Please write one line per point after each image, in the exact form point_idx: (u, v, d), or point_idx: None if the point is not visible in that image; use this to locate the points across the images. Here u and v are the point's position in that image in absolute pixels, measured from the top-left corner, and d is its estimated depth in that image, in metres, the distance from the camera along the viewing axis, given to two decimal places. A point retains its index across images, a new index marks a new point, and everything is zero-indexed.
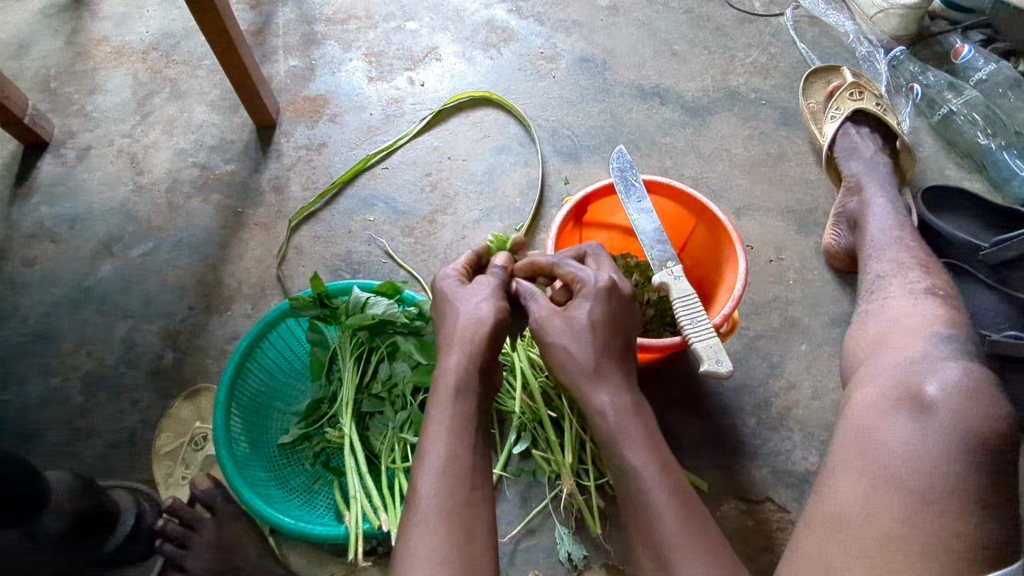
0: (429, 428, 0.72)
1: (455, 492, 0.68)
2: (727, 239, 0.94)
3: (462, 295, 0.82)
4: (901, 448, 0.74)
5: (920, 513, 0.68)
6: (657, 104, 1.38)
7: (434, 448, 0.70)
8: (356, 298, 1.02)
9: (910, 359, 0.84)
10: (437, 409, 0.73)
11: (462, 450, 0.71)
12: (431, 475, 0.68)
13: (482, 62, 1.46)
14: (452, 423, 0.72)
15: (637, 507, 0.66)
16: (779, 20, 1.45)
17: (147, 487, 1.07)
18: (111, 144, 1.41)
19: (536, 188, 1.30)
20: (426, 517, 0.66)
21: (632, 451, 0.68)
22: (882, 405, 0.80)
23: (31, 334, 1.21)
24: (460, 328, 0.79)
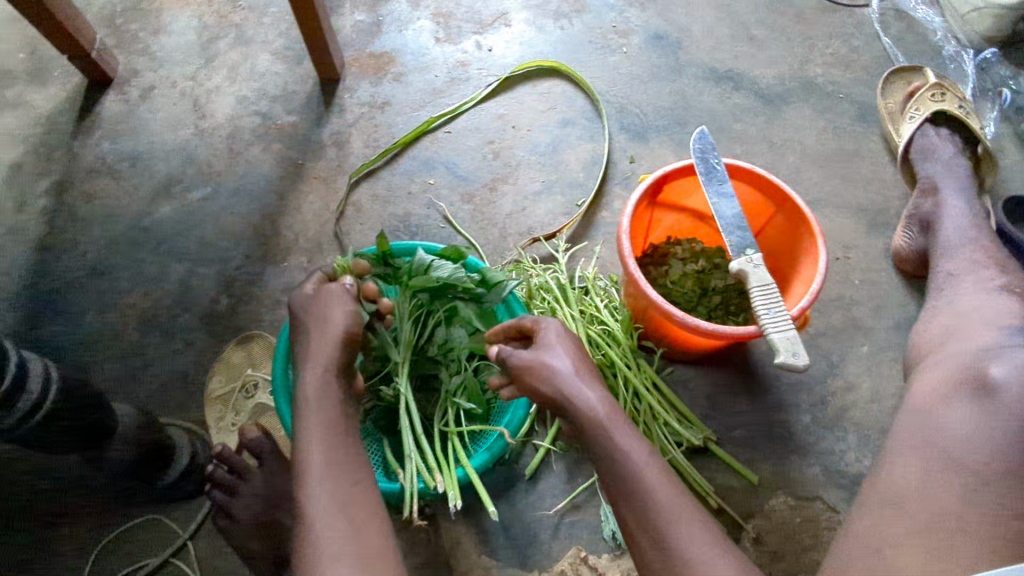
0: (302, 441, 0.70)
1: (340, 499, 0.65)
2: (808, 231, 0.92)
3: (319, 307, 0.80)
4: (960, 430, 0.71)
5: (980, 494, 0.65)
6: (730, 89, 1.34)
7: (311, 459, 0.68)
8: (421, 260, 0.98)
9: (979, 347, 0.81)
10: (306, 421, 0.71)
11: (340, 455, 0.69)
12: (315, 484, 0.66)
13: (552, 32, 1.43)
14: (324, 431, 0.71)
15: (626, 493, 0.69)
16: (864, 12, 1.40)
17: (198, 430, 1.08)
18: (174, 86, 1.41)
19: (600, 164, 1.28)
20: (320, 532, 0.63)
21: (619, 437, 0.71)
22: (944, 390, 0.77)
23: (90, 267, 1.22)
24: (320, 344, 0.77)
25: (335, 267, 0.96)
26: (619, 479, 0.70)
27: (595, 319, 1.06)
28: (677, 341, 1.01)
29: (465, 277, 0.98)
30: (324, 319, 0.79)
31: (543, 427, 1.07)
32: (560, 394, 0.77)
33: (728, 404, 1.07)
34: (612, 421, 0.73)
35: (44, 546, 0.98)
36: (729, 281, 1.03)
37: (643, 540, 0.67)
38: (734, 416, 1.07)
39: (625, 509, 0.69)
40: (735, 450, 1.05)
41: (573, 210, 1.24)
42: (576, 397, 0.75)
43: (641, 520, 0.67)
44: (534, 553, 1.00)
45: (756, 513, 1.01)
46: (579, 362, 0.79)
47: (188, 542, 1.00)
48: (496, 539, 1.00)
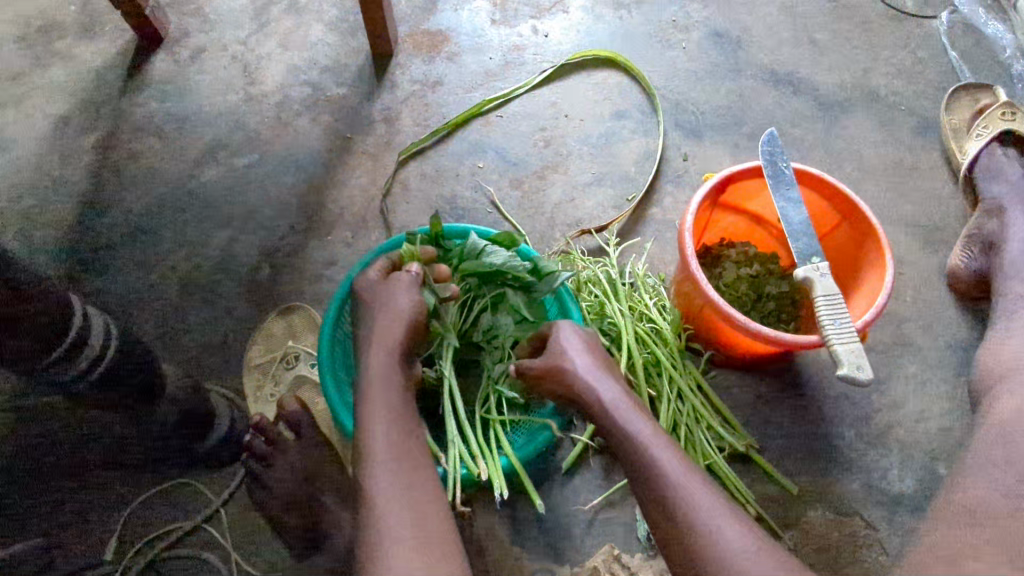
0: (365, 415, 0.73)
1: (402, 472, 0.68)
2: (875, 243, 0.90)
3: (384, 295, 0.82)
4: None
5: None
6: (790, 93, 1.31)
7: (374, 433, 0.71)
8: (473, 244, 0.97)
9: None
10: (370, 398, 0.74)
11: (401, 433, 0.71)
12: (379, 457, 0.68)
13: (610, 22, 1.40)
14: (387, 408, 0.73)
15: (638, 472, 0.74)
16: (932, 24, 1.37)
17: (237, 398, 1.07)
18: (224, 50, 1.39)
19: (654, 160, 1.25)
20: (383, 502, 0.65)
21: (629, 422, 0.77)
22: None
23: (133, 226, 1.21)
24: (384, 327, 0.80)
25: (403, 250, 0.91)
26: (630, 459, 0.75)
27: (644, 316, 1.04)
28: (727, 343, 1.00)
29: (520, 265, 0.97)
30: (390, 304, 0.81)
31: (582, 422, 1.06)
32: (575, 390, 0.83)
33: (770, 413, 1.06)
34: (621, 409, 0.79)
35: (78, 501, 0.98)
36: (784, 288, 1.01)
37: (657, 514, 0.71)
38: (776, 425, 1.05)
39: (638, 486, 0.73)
40: (776, 459, 1.03)
41: (623, 205, 1.22)
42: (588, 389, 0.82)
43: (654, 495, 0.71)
44: (567, 547, 0.99)
45: (794, 525, 0.99)
46: (592, 360, 0.85)
47: (221, 509, 0.99)
48: (530, 531, 1.00)
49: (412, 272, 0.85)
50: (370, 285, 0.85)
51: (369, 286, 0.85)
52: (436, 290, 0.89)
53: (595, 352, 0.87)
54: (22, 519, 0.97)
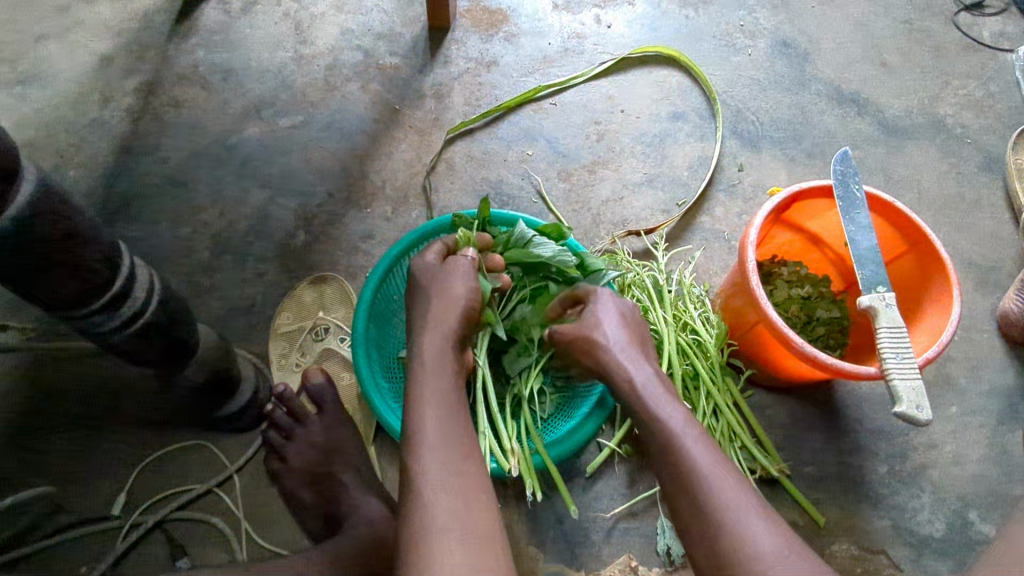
0: (414, 398, 0.71)
1: (452, 460, 0.65)
2: (942, 277, 0.86)
3: (438, 279, 0.82)
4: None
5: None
6: (853, 113, 1.27)
7: (422, 416, 0.68)
8: (522, 233, 0.94)
9: None
10: (421, 382, 0.72)
11: (450, 419, 0.69)
12: (427, 441, 0.66)
13: (675, 20, 1.36)
14: (437, 394, 0.71)
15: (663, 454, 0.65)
16: (1007, 57, 1.32)
17: (261, 364, 1.05)
18: (278, 5, 1.35)
19: (708, 166, 1.21)
20: (431, 488, 0.62)
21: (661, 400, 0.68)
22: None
23: (169, 176, 1.18)
24: (436, 314, 0.78)
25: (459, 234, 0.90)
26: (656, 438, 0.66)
27: (687, 326, 1.01)
28: (770, 363, 0.97)
29: (568, 259, 0.94)
30: (445, 290, 0.81)
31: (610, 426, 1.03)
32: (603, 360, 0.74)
33: (803, 439, 1.03)
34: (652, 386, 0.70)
35: (91, 452, 0.96)
36: (834, 314, 0.98)
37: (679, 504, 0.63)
38: (808, 452, 1.03)
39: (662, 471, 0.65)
40: (805, 486, 1.01)
41: (672, 209, 1.18)
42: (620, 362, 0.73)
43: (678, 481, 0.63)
44: (583, 553, 0.97)
45: (817, 555, 0.97)
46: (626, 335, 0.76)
47: (235, 475, 0.97)
48: (547, 532, 0.97)
49: (468, 256, 0.85)
50: (426, 269, 0.84)
51: (424, 271, 0.84)
52: (490, 279, 0.91)
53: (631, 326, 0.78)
54: (32, 464, 0.95)
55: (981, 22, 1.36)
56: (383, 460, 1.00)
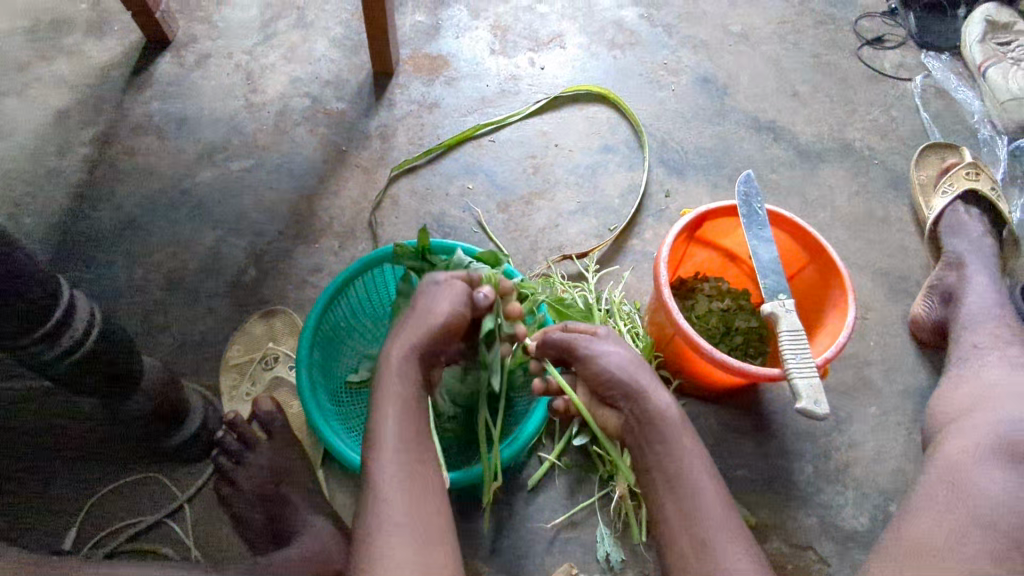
0: (379, 404, 0.76)
1: (407, 462, 0.72)
2: (839, 285, 0.94)
3: (421, 301, 0.84)
4: (992, 494, 0.71)
5: (1012, 553, 0.67)
6: (770, 140, 1.38)
7: (385, 421, 0.74)
8: (459, 260, 1.00)
9: (1010, 418, 0.80)
10: (388, 387, 0.77)
11: (408, 425, 0.75)
12: (384, 446, 0.72)
13: (605, 60, 1.46)
14: (400, 402, 0.76)
15: (677, 490, 0.74)
16: (907, 85, 1.45)
17: (212, 396, 1.08)
18: (230, 57, 1.43)
19: (637, 194, 1.30)
20: (386, 486, 0.69)
21: (683, 438, 0.77)
22: (974, 456, 0.77)
23: (124, 220, 1.23)
24: (409, 329, 0.82)
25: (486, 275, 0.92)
26: (675, 476, 0.75)
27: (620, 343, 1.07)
28: (694, 373, 1.03)
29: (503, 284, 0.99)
30: (429, 307, 0.84)
31: (550, 441, 1.09)
32: (636, 383, 0.81)
33: (733, 444, 1.09)
34: (679, 421, 0.78)
35: (42, 488, 0.98)
36: (752, 324, 1.05)
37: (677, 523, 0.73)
38: (738, 456, 1.08)
39: (670, 506, 0.74)
40: (736, 489, 1.06)
41: (604, 234, 1.26)
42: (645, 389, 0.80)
43: (691, 523, 0.71)
44: (527, 563, 1.00)
45: None
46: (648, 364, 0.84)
47: (185, 505, 0.99)
48: (492, 545, 1.01)
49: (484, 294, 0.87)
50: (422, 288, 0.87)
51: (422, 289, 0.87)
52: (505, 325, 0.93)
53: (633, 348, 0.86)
54: None
55: (882, 55, 1.49)
56: (332, 482, 1.03)
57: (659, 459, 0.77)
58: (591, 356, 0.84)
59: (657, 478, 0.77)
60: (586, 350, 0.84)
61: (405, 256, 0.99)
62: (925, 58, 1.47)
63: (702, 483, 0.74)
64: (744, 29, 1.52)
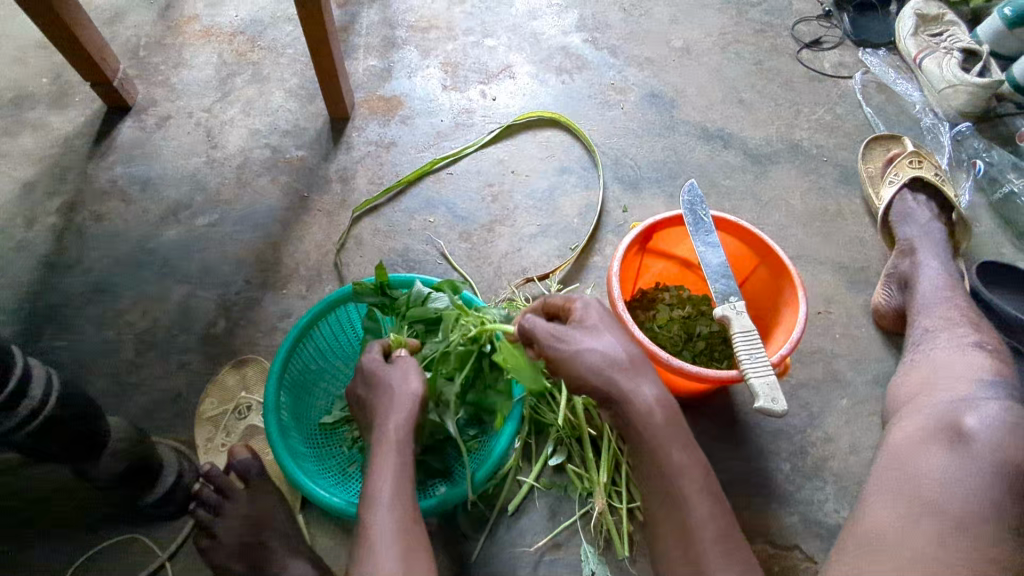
0: (376, 467, 0.75)
1: (406, 525, 0.70)
2: (789, 282, 0.96)
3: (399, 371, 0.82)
4: (936, 476, 0.74)
5: (956, 536, 0.68)
6: (720, 147, 1.41)
7: (382, 482, 0.73)
8: (418, 292, 1.00)
9: (951, 400, 0.85)
10: (382, 455, 0.75)
11: (407, 487, 0.74)
12: (382, 506, 0.71)
13: (554, 86, 1.51)
14: (399, 466, 0.75)
15: (672, 506, 0.68)
16: (847, 83, 1.50)
17: (188, 450, 1.09)
18: (189, 116, 1.46)
19: (595, 212, 1.33)
20: (383, 548, 0.67)
21: (672, 448, 0.68)
22: (919, 438, 0.81)
23: (92, 284, 1.25)
24: (396, 399, 0.80)
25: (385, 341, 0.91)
26: (667, 492, 0.68)
27: None
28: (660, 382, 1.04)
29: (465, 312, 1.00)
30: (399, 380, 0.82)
31: (528, 463, 1.09)
32: (614, 386, 0.72)
33: (710, 449, 1.09)
34: (666, 426, 0.69)
35: (20, 561, 0.98)
36: (713, 328, 1.06)
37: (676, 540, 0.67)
38: (715, 462, 1.08)
39: (666, 522, 0.68)
40: None
41: (566, 253, 1.28)
42: (623, 386, 0.72)
43: (686, 544, 0.66)
44: None
45: None
46: (632, 352, 0.75)
47: (167, 563, 0.99)
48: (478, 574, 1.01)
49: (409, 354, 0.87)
50: (372, 362, 0.85)
51: (371, 363, 0.85)
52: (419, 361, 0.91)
53: (615, 327, 0.78)
54: None
55: (821, 56, 1.55)
56: (312, 526, 1.03)
57: (651, 468, 0.70)
58: (562, 352, 0.76)
59: (656, 488, 0.70)
60: (556, 347, 0.76)
61: (364, 293, 1.00)
62: (863, 55, 1.54)
63: (694, 500, 0.66)
64: (687, 44, 1.58)
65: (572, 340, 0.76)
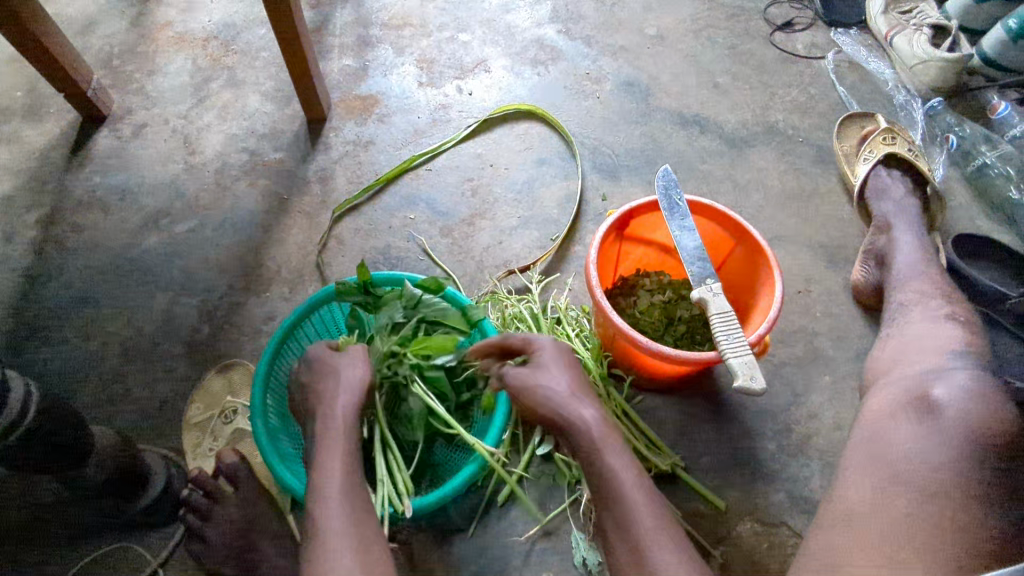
0: (321, 458, 0.76)
1: (353, 512, 0.71)
2: (765, 263, 0.97)
3: (343, 368, 0.84)
4: (905, 448, 0.76)
5: (926, 504, 0.69)
6: (696, 132, 1.42)
7: (329, 474, 0.73)
8: (404, 291, 0.99)
9: (923, 371, 0.86)
10: (327, 444, 0.77)
11: (356, 478, 0.75)
12: (331, 497, 0.71)
13: (530, 78, 1.51)
14: (347, 454, 0.76)
15: (611, 503, 0.71)
16: (820, 63, 1.52)
17: (176, 457, 1.09)
18: (166, 123, 1.46)
19: (574, 201, 1.33)
20: (337, 539, 0.68)
21: (608, 455, 0.72)
22: (890, 411, 0.82)
23: (74, 295, 1.25)
24: (342, 388, 0.82)
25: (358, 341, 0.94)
26: (605, 493, 0.72)
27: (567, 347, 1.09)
28: (643, 367, 1.05)
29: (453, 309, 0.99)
30: (343, 377, 0.84)
31: (516, 454, 1.10)
32: (559, 414, 0.76)
33: (696, 432, 1.10)
34: (603, 439, 0.73)
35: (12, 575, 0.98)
36: (694, 312, 1.07)
37: (615, 535, 0.70)
38: (701, 444, 1.09)
39: (607, 518, 0.71)
40: (704, 475, 1.06)
41: (547, 244, 1.29)
42: (565, 413, 0.76)
43: (625, 536, 0.68)
44: None
45: (724, 540, 1.01)
46: (574, 383, 0.79)
47: (159, 569, 1.00)
48: (470, 566, 1.01)
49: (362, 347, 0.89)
50: (319, 355, 0.87)
51: (320, 358, 0.86)
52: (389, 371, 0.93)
53: (564, 367, 0.82)
54: None
55: (794, 38, 1.56)
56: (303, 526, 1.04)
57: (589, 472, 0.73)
58: (516, 386, 0.79)
59: (594, 492, 0.73)
60: (513, 380, 0.80)
61: (347, 293, 0.99)
62: (835, 35, 1.56)
63: (632, 495, 0.70)
64: (660, 31, 1.58)
65: (524, 375, 0.80)
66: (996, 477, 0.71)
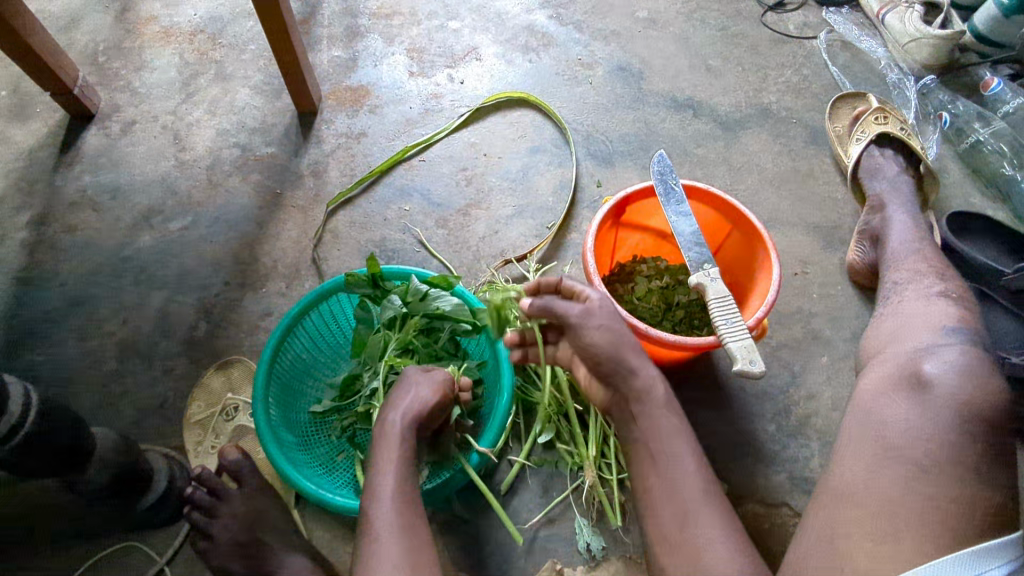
0: (378, 462, 0.75)
1: (405, 516, 0.71)
2: (762, 244, 0.97)
3: (417, 378, 0.83)
4: (898, 424, 0.76)
5: (919, 480, 0.70)
6: (691, 116, 1.41)
7: (385, 477, 0.73)
8: (416, 287, 0.98)
9: (914, 348, 0.87)
10: (385, 450, 0.75)
11: (410, 487, 0.74)
12: (382, 502, 0.72)
13: (521, 65, 1.50)
14: (403, 462, 0.75)
15: (666, 471, 0.71)
16: (813, 43, 1.51)
17: (178, 455, 1.09)
18: (155, 120, 1.44)
19: (570, 189, 1.33)
20: (386, 541, 0.69)
21: (672, 424, 0.73)
22: (883, 388, 0.83)
23: (69, 297, 1.24)
24: (408, 398, 0.80)
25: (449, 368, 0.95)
26: (665, 459, 0.72)
27: None
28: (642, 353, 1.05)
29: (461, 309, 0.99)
30: (412, 389, 0.81)
31: (517, 442, 1.10)
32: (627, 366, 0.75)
33: (696, 416, 1.10)
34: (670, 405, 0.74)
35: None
36: (692, 297, 1.07)
37: (669, 504, 0.70)
38: (701, 427, 1.10)
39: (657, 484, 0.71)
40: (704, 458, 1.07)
41: (544, 232, 1.29)
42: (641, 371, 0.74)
43: (680, 503, 0.69)
44: (511, 568, 1.02)
45: None
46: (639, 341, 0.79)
47: (166, 567, 1.00)
48: (476, 554, 1.02)
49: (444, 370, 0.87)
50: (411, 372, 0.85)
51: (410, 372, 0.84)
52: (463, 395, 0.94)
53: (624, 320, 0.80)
54: None
55: (786, 19, 1.56)
56: (309, 520, 1.05)
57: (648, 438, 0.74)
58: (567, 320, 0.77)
59: (645, 454, 0.73)
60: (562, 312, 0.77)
61: (357, 283, 0.98)
62: (826, 14, 1.55)
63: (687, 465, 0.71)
64: (652, 14, 1.57)
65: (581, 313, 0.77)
66: (985, 450, 0.72)
